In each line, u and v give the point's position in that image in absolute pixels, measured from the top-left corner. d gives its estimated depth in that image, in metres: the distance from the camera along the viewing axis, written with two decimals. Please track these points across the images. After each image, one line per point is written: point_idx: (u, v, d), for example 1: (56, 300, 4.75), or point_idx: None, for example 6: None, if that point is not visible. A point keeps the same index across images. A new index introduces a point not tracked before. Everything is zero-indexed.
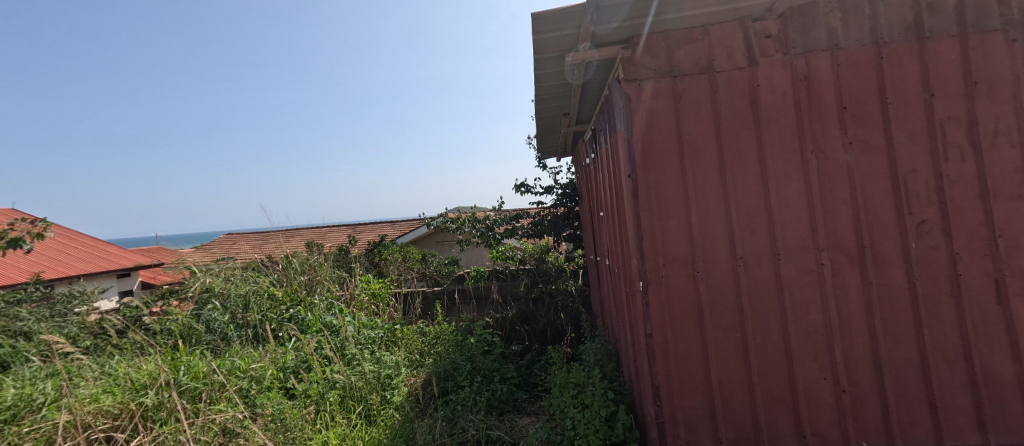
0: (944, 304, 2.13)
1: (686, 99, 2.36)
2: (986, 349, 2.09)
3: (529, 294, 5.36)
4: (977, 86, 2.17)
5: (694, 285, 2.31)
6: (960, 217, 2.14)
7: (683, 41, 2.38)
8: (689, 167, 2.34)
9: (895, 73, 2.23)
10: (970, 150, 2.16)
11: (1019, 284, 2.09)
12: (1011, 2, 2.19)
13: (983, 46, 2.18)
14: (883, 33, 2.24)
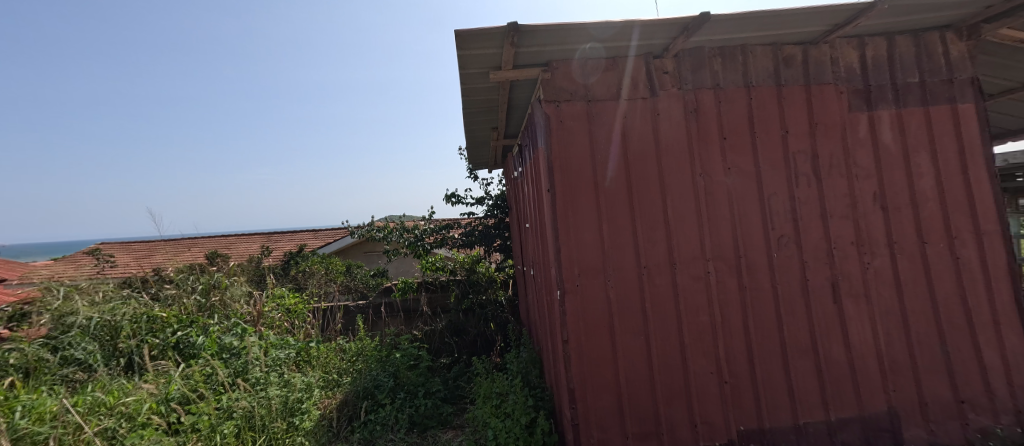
0: (798, 304, 2.57)
1: (598, 122, 2.58)
2: (827, 340, 2.56)
3: (460, 305, 5.36)
4: (817, 127, 2.70)
5: (605, 293, 2.50)
6: (808, 232, 2.62)
7: (595, 69, 2.62)
8: (601, 184, 2.56)
9: (761, 112, 2.68)
10: (814, 178, 2.67)
11: (848, 287, 2.61)
12: (839, 62, 2.76)
13: (822, 95, 2.72)
14: (752, 78, 2.69)
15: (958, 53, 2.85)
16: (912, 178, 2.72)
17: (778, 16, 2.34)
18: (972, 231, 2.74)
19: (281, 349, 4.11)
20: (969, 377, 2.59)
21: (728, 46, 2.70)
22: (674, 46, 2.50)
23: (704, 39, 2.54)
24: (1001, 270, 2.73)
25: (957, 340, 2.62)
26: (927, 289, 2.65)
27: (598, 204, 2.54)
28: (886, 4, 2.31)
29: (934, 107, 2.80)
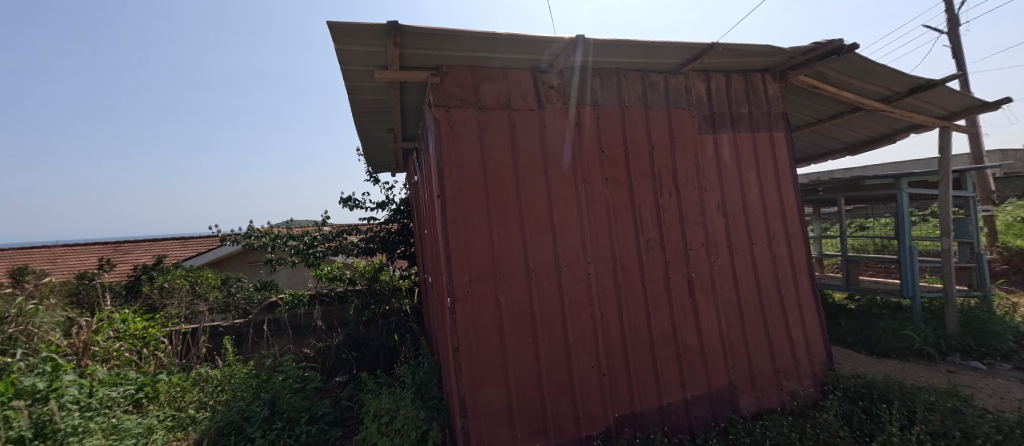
0: (662, 299, 2.93)
1: (488, 130, 2.62)
2: (685, 329, 2.96)
3: (359, 317, 4.91)
4: (676, 145, 3.13)
5: (494, 298, 2.54)
6: (669, 236, 3.01)
7: (485, 78, 2.67)
8: (492, 191, 2.60)
9: (633, 129, 3.01)
10: (674, 189, 3.08)
11: (700, 283, 3.06)
12: (691, 92, 3.24)
13: (679, 118, 3.16)
14: (624, 99, 3.00)
15: (774, 91, 3.56)
16: (744, 191, 3.31)
17: (642, 46, 2.66)
18: (784, 234, 3.43)
19: (114, 387, 3.34)
20: (783, 351, 3.23)
21: (605, 68, 2.98)
22: (557, 63, 2.67)
23: (583, 60, 2.77)
24: (803, 265, 3.47)
25: (775, 322, 3.26)
26: (755, 282, 3.24)
27: (488, 210, 2.57)
28: (722, 46, 2.78)
29: (758, 133, 3.45)
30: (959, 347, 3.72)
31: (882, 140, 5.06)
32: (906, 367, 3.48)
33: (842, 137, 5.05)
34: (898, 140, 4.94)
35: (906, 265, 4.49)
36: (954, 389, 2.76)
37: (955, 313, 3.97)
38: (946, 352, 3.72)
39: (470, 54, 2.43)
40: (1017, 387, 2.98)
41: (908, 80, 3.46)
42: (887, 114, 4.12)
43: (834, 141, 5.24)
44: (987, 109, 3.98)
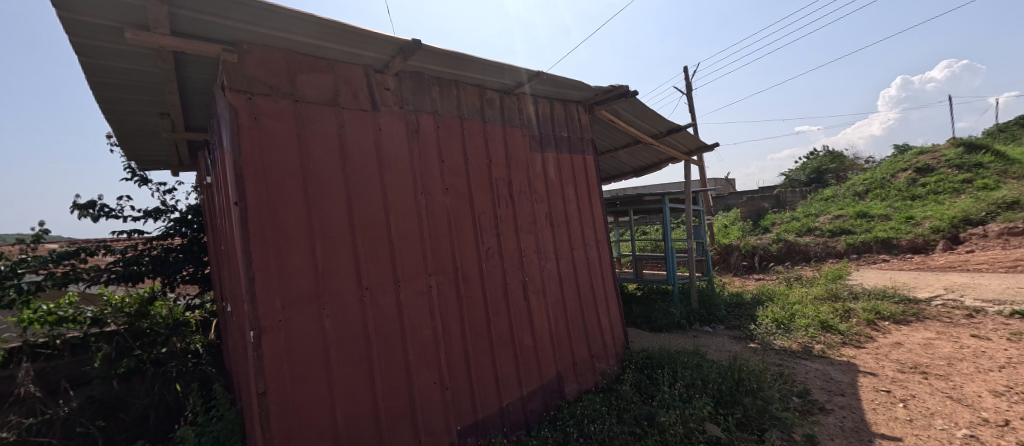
0: (500, 305, 3.04)
1: (309, 127, 2.23)
2: (520, 331, 3.14)
3: (113, 371, 3.11)
4: (511, 159, 3.33)
5: (318, 323, 2.15)
6: (505, 244, 3.16)
7: (303, 68, 2.27)
8: (314, 199, 2.21)
9: (471, 142, 3.06)
10: (509, 200, 3.26)
11: (532, 286, 3.30)
12: (523, 112, 3.51)
13: (513, 135, 3.38)
14: (464, 111, 3.04)
15: (585, 120, 4.17)
16: (565, 203, 3.78)
17: (479, 61, 2.74)
18: (595, 239, 4.06)
19: None
20: (596, 339, 3.78)
21: (443, 78, 2.94)
22: (393, 64, 2.49)
23: (421, 66, 2.67)
24: (608, 265, 4.17)
25: (590, 315, 3.79)
26: (575, 282, 3.71)
27: (310, 221, 2.18)
28: (546, 74, 3.11)
29: (575, 156, 4.00)
30: (697, 318, 5.04)
31: (655, 166, 6.55)
32: (669, 337, 4.51)
33: (630, 161, 6.32)
34: (664, 167, 6.48)
35: (669, 259, 5.77)
36: (696, 350, 3.67)
37: (696, 293, 5.37)
38: (690, 322, 4.97)
39: (281, 34, 2.02)
40: (727, 341, 4.14)
41: (668, 122, 4.58)
42: (656, 147, 5.37)
43: (625, 165, 6.55)
44: (709, 150, 5.62)
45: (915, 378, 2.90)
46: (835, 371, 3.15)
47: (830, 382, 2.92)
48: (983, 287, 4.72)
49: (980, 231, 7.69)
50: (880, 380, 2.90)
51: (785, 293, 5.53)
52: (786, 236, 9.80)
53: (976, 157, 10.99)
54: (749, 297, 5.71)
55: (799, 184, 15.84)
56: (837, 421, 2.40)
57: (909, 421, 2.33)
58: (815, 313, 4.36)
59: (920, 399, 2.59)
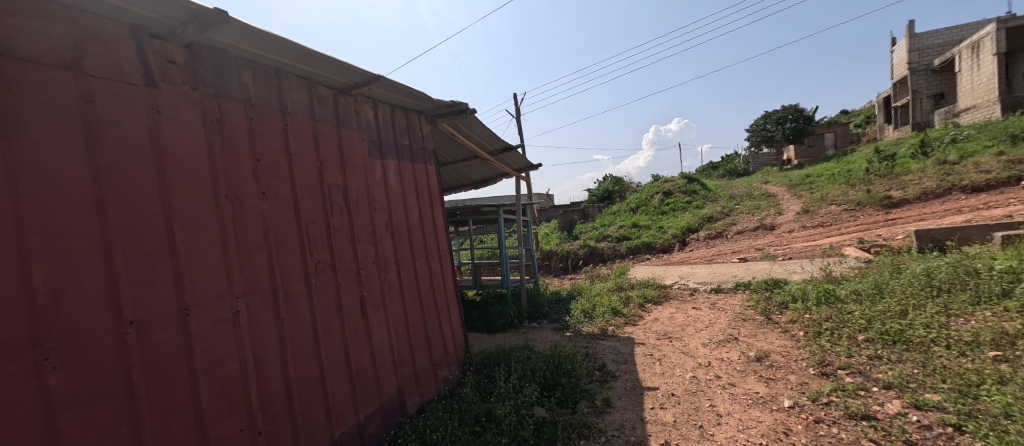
0: (333, 324, 2.51)
1: (14, 104, 1.27)
2: (357, 350, 2.69)
3: None
4: (346, 165, 2.85)
5: (34, 385, 1.25)
6: (340, 255, 2.65)
7: (13, 9, 1.31)
8: (35, 180, 1.29)
9: (297, 142, 2.42)
10: (344, 207, 2.76)
11: (371, 299, 2.90)
12: (360, 115, 3.13)
13: (350, 139, 2.95)
14: (286, 105, 2.39)
15: (423, 130, 4.10)
16: (406, 213, 3.62)
17: (311, 51, 2.25)
18: (437, 249, 4.09)
19: None
20: (438, 347, 3.73)
21: (259, 62, 2.28)
22: (186, 34, 1.72)
23: (228, 41, 1.95)
24: (449, 273, 4.25)
25: (431, 324, 3.73)
26: (415, 291, 3.54)
27: (17, 256, 1.23)
28: (385, 79, 2.90)
29: (415, 165, 3.90)
30: (526, 316, 5.56)
31: (491, 180, 7.05)
32: (504, 336, 4.87)
33: (468, 174, 6.61)
34: (499, 182, 7.04)
35: (504, 265, 6.22)
36: (525, 344, 4.07)
37: (526, 294, 5.99)
38: (520, 320, 5.47)
39: None
40: (548, 333, 4.71)
41: (502, 142, 5.04)
42: (492, 163, 5.80)
43: (464, 177, 6.84)
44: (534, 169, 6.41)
45: (665, 343, 3.83)
46: (621, 345, 3.89)
47: (618, 354, 3.64)
48: (698, 274, 6.77)
49: (698, 235, 11.02)
50: (647, 347, 3.77)
51: (589, 288, 6.67)
52: (589, 242, 11.91)
53: (694, 187, 15.82)
54: (564, 294, 6.65)
55: (597, 200, 19.51)
56: (623, 383, 3.04)
57: (661, 373, 3.14)
58: (608, 302, 5.33)
59: (668, 356, 3.49)
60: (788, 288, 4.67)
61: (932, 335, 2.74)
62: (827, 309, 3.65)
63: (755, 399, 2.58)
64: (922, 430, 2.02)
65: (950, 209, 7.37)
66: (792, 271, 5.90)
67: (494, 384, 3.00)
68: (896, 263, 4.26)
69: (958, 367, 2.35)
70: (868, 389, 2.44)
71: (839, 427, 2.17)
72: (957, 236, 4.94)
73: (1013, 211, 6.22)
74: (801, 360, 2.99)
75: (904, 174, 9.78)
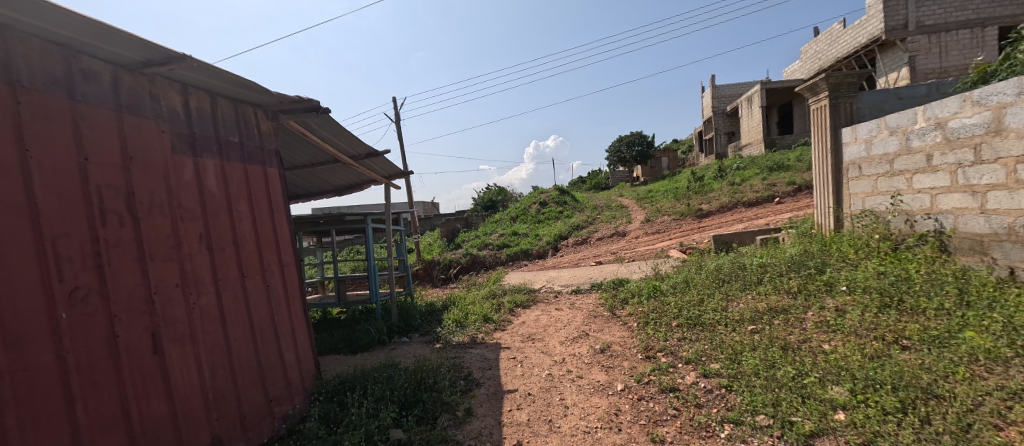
0: (104, 373, 1.74)
1: None
2: (145, 401, 1.88)
3: None
4: (133, 161, 2.01)
5: None
6: (116, 279, 1.85)
7: None
8: None
9: (37, 127, 1.63)
10: (128, 216, 1.95)
11: (170, 332, 2.07)
12: (161, 98, 2.24)
13: (140, 129, 2.08)
14: (18, 73, 1.59)
15: (267, 128, 3.16)
16: (234, 222, 2.63)
17: (55, 8, 1.53)
18: (279, 264, 3.03)
19: None
20: (276, 378, 2.76)
21: None
22: None
23: None
24: (296, 292, 3.21)
25: (268, 352, 2.74)
26: (248, 321, 2.61)
27: None
28: (199, 61, 2.12)
29: (249, 166, 2.88)
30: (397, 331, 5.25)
31: (357, 186, 6.51)
32: (367, 356, 4.51)
33: (331, 178, 5.97)
34: (365, 188, 6.54)
35: (372, 279, 5.77)
36: (390, 361, 3.81)
37: (396, 308, 5.67)
38: (390, 336, 5.14)
39: None
40: (418, 347, 4.55)
41: (365, 146, 4.65)
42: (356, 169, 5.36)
43: (324, 182, 6.17)
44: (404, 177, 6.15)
45: (528, 345, 4.08)
46: (488, 352, 4.00)
47: (484, 361, 3.73)
48: (562, 277, 7.44)
49: (567, 242, 12.14)
50: (511, 351, 3.96)
51: (463, 297, 6.71)
52: (470, 250, 12.03)
53: (563, 198, 17.44)
54: (438, 304, 6.51)
55: (481, 209, 19.91)
56: (485, 390, 3.11)
57: (520, 375, 3.33)
58: (480, 310, 5.44)
59: (529, 357, 3.72)
60: (629, 285, 5.48)
61: (717, 317, 3.52)
62: (654, 302, 4.38)
63: (597, 387, 2.93)
64: (707, 394, 2.56)
65: (736, 219, 9.67)
66: (634, 271, 6.94)
67: (346, 412, 2.70)
68: (700, 261, 5.39)
69: (731, 340, 3.07)
70: (676, 366, 2.98)
71: (654, 402, 2.60)
72: (738, 240, 6.51)
73: (771, 220, 8.49)
74: (633, 347, 3.52)
75: (710, 192, 12.49)
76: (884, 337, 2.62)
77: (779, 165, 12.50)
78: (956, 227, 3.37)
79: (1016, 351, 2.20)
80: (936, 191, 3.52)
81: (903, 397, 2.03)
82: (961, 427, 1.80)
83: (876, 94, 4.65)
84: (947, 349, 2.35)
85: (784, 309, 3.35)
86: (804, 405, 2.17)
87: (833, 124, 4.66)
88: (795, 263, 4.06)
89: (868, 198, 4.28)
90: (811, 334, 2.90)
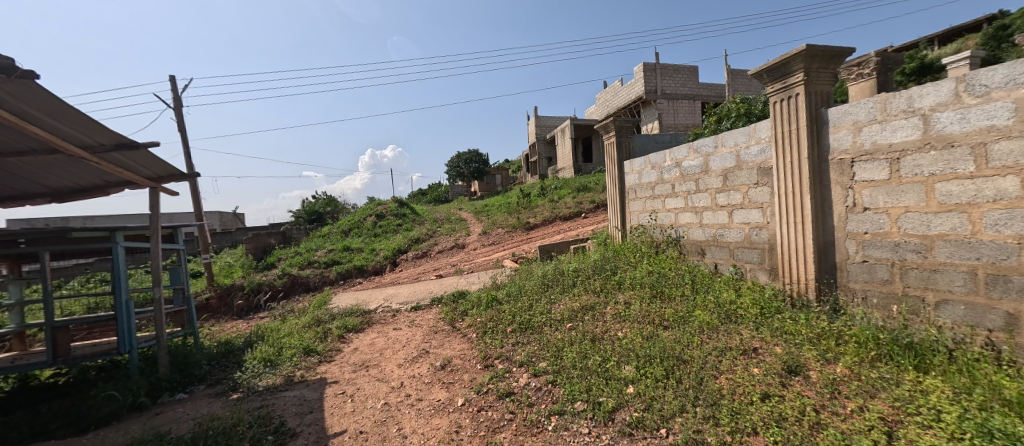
0: None
1: None
2: None
3: None
4: None
5: None
6: None
7: None
8: None
9: None
10: None
11: None
12: None
13: None
14: None
15: None
16: None
17: None
18: None
19: None
20: None
21: None
22: None
23: None
24: None
25: None
26: None
27: None
28: None
29: None
30: (167, 385, 3.95)
31: (97, 189, 4.72)
32: (121, 427, 3.28)
33: (46, 174, 4.16)
34: (113, 193, 4.80)
35: (125, 319, 4.22)
36: (154, 432, 2.83)
37: (165, 356, 4.22)
38: (157, 394, 3.85)
39: None
40: (208, 401, 3.57)
41: (114, 135, 3.37)
42: (97, 164, 3.84)
43: (30, 181, 4.24)
44: (182, 180, 4.76)
45: (361, 374, 3.70)
46: (309, 391, 3.45)
47: (302, 404, 3.19)
48: (400, 294, 7.10)
49: (406, 256, 11.72)
50: (340, 385, 3.52)
51: (276, 328, 5.65)
52: (288, 269, 10.29)
53: (402, 211, 16.89)
54: (239, 342, 5.23)
55: (304, 222, 17.22)
56: (305, 439, 2.65)
57: (351, 412, 2.97)
58: (300, 342, 4.68)
59: (361, 389, 3.37)
60: (468, 297, 5.62)
61: (543, 319, 3.94)
62: (490, 311, 4.61)
63: (437, 407, 2.86)
64: (537, 391, 2.80)
65: (557, 231, 11.15)
66: (473, 282, 7.17)
67: None
68: (529, 270, 5.95)
69: (554, 339, 3.45)
70: (511, 371, 3.17)
71: (492, 410, 2.69)
72: (557, 248, 7.48)
73: (581, 232, 10.13)
74: (472, 359, 3.59)
75: (536, 207, 14.08)
76: (653, 320, 3.39)
77: (586, 186, 15.04)
78: (687, 235, 4.64)
79: (721, 321, 3.16)
80: (677, 211, 4.78)
81: (666, 366, 2.64)
82: (698, 380, 2.46)
83: (641, 137, 6.12)
84: (688, 324, 3.21)
85: (591, 306, 3.99)
86: (607, 385, 2.60)
87: (617, 157, 5.88)
88: (598, 267, 4.90)
89: (641, 215, 5.53)
90: (610, 325, 3.54)
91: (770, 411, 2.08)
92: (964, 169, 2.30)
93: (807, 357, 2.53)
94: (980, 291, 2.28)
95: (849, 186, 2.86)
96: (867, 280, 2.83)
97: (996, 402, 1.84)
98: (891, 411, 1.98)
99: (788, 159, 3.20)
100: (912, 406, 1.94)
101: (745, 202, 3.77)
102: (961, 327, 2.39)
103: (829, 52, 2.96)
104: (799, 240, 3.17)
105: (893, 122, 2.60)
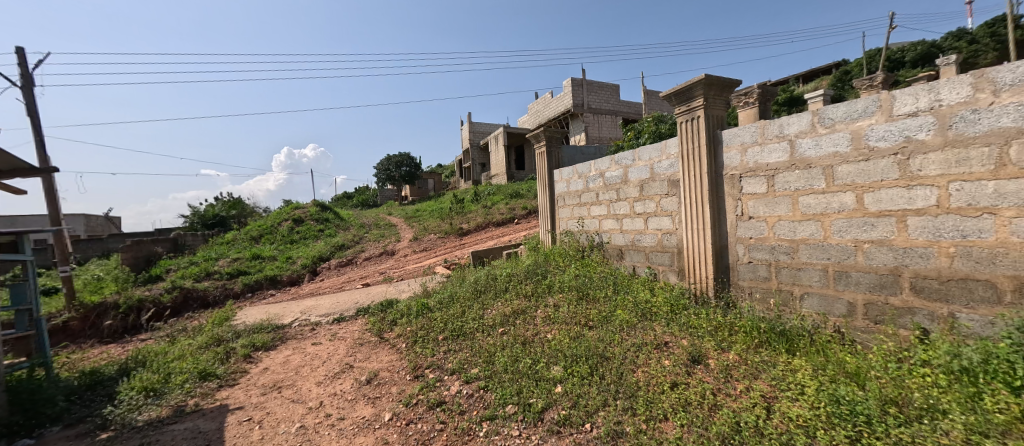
0: None
1: None
2: None
3: None
4: None
5: None
6: None
7: None
8: None
9: None
10: None
11: None
12: None
13: None
14: None
15: None
16: None
17: None
18: None
19: None
20: None
21: None
22: None
23: None
24: None
25: None
26: None
27: None
28: None
29: None
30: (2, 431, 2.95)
31: None
32: None
33: None
34: None
35: None
36: None
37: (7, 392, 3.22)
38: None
39: None
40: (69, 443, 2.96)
41: None
42: None
43: None
44: (33, 175, 3.96)
45: (272, 397, 3.36)
46: (205, 422, 3.04)
47: (196, 437, 2.80)
48: (321, 306, 6.59)
49: (329, 264, 10.93)
50: (246, 411, 3.17)
51: (163, 349, 4.86)
52: (180, 282, 8.96)
53: (325, 215, 15.74)
54: (112, 371, 4.18)
55: (202, 228, 15.18)
56: None
57: (259, 439, 2.69)
58: (194, 365, 4.07)
59: (272, 413, 3.06)
60: (398, 305, 5.40)
61: (475, 325, 3.93)
62: (421, 320, 4.49)
63: (361, 425, 2.71)
64: (468, 398, 2.78)
65: (490, 237, 11.22)
66: (403, 290, 6.91)
67: None
68: (462, 276, 5.90)
69: (486, 345, 3.46)
70: (442, 379, 3.12)
71: (422, 421, 2.62)
72: (491, 254, 7.52)
73: (514, 237, 10.31)
74: (401, 370, 3.46)
75: (469, 213, 14.03)
76: (580, 321, 3.57)
77: (518, 193, 15.35)
78: (610, 241, 4.96)
79: (638, 319, 3.43)
80: (600, 218, 5.09)
81: (591, 364, 2.79)
82: (618, 375, 2.64)
83: (569, 148, 6.44)
84: (609, 324, 3.42)
85: (522, 310, 4.08)
86: (537, 387, 2.67)
87: (546, 166, 6.11)
88: (530, 272, 5.03)
89: (569, 221, 5.79)
90: (540, 328, 3.64)
91: (678, 397, 2.31)
92: (818, 186, 2.79)
93: (707, 347, 2.85)
94: (830, 285, 2.78)
95: (738, 197, 3.30)
96: (752, 279, 3.27)
97: (842, 375, 2.26)
98: (769, 388, 2.31)
99: (692, 173, 3.59)
100: (784, 383, 2.29)
101: (658, 210, 4.14)
102: (817, 315, 2.88)
103: (722, 81, 3.40)
104: (700, 244, 3.56)
105: (769, 144, 3.06)
